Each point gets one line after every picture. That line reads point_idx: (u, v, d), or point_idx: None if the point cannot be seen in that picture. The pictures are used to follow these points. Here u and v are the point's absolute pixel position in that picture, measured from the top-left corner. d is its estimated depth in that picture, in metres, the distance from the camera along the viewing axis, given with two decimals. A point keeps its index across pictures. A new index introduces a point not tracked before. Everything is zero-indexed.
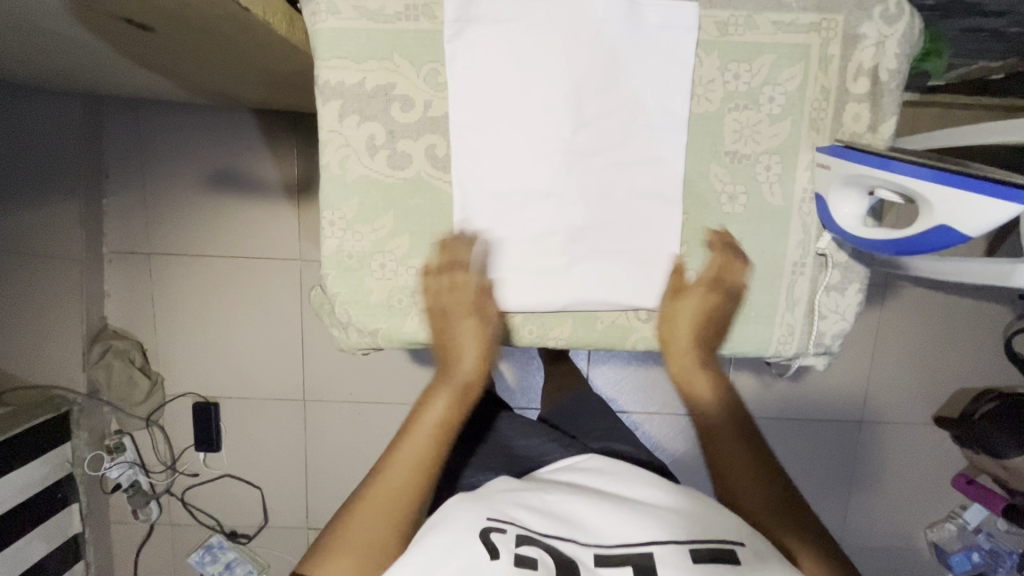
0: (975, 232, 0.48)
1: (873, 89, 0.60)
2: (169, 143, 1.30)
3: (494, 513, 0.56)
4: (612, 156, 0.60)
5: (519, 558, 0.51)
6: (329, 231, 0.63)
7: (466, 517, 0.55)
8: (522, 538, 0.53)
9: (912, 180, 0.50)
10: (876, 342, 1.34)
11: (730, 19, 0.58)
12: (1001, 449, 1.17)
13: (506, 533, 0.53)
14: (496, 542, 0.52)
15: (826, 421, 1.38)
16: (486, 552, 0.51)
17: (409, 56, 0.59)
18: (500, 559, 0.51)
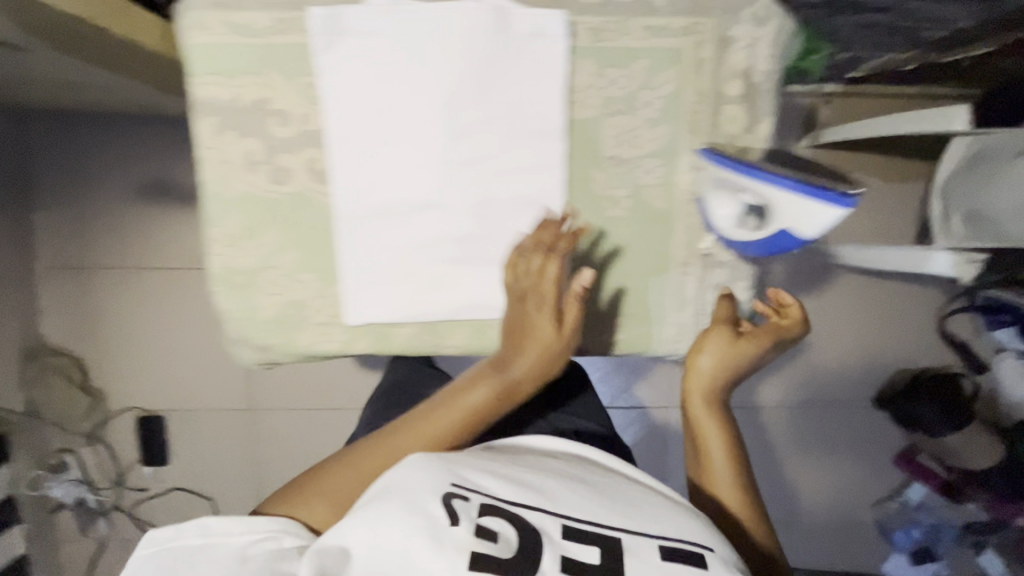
0: (815, 234, 0.56)
1: (747, 91, 0.61)
2: (98, 155, 1.28)
3: (457, 477, 0.43)
4: (492, 165, 0.60)
5: (482, 531, 0.40)
6: (214, 248, 0.62)
7: (424, 478, 0.43)
8: (489, 507, 0.42)
9: (772, 189, 0.55)
10: (816, 328, 1.36)
11: (603, 25, 0.59)
12: (934, 429, 1.21)
13: (471, 501, 0.41)
14: (460, 510, 0.41)
15: (774, 406, 1.41)
16: (447, 517, 0.40)
17: (283, 71, 0.58)
18: (460, 528, 0.40)
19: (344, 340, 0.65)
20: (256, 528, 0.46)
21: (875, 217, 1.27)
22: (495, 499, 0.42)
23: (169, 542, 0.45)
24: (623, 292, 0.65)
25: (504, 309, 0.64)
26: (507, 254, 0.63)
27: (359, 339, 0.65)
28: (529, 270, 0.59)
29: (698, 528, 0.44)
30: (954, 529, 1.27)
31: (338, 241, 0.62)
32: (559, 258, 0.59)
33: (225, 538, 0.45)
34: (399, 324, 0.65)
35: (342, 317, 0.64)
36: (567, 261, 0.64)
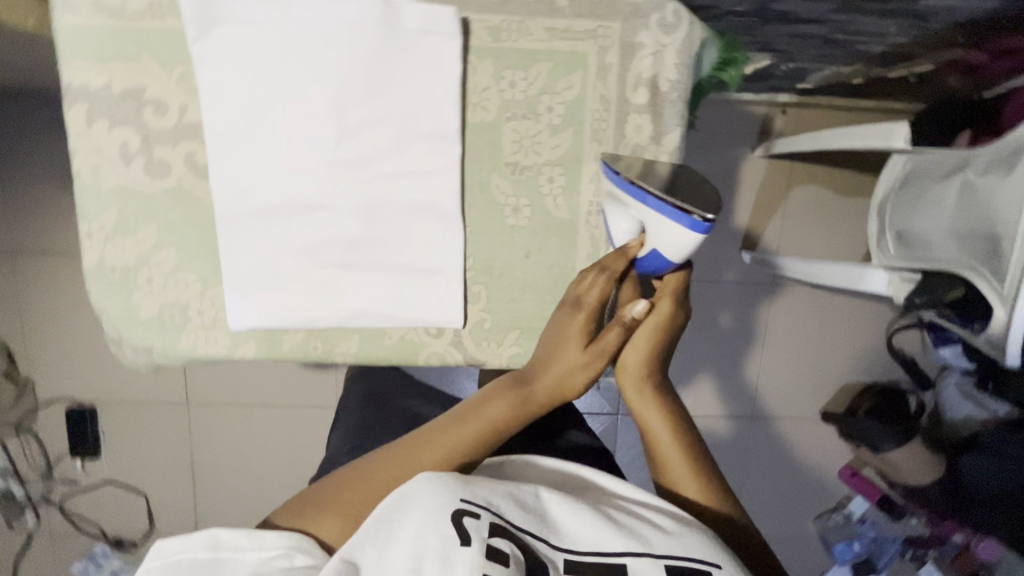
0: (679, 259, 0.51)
1: (653, 100, 0.58)
2: (29, 135, 1.22)
3: (467, 492, 0.40)
4: (381, 167, 0.58)
5: (494, 551, 0.37)
6: (87, 244, 0.59)
7: (429, 500, 0.40)
8: (501, 526, 0.39)
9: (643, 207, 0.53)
10: (768, 339, 1.34)
11: (502, 24, 0.56)
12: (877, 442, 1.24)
13: (483, 519, 0.39)
14: (472, 530, 0.38)
15: (727, 416, 1.37)
16: (457, 538, 0.38)
17: (159, 58, 0.55)
18: (471, 549, 0.37)
19: (228, 345, 0.62)
20: (265, 543, 0.41)
21: (825, 231, 1.26)
22: (503, 520, 0.40)
23: (169, 556, 0.41)
24: (524, 305, 0.63)
25: (397, 317, 0.62)
26: (399, 260, 0.61)
27: (244, 344, 0.62)
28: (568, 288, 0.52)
29: (712, 544, 0.42)
30: (896, 544, 1.22)
31: (219, 241, 0.58)
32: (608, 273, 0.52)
33: (230, 554, 0.41)
34: (288, 330, 0.62)
35: (224, 321, 0.61)
36: (464, 270, 0.62)
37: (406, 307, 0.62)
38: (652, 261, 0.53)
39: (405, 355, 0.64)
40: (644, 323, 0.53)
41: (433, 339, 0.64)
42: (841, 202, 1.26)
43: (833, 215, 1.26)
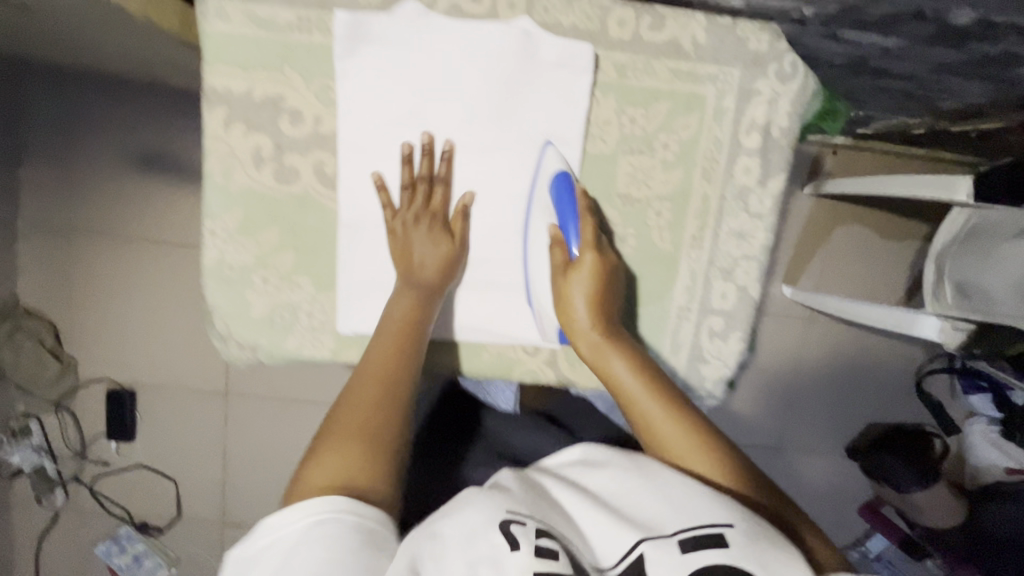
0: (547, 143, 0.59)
1: (764, 145, 0.61)
2: (99, 119, 1.24)
3: (516, 502, 0.38)
4: (500, 189, 0.60)
5: (540, 550, 0.35)
6: (210, 241, 0.60)
7: (478, 507, 0.37)
8: (544, 529, 0.37)
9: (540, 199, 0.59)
10: (794, 370, 1.33)
11: (629, 63, 0.58)
12: (903, 486, 1.16)
13: (529, 526, 0.36)
14: (517, 534, 0.35)
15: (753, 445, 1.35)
16: (506, 542, 0.35)
17: (300, 69, 0.57)
18: (520, 552, 0.34)
19: (332, 348, 0.64)
20: (313, 512, 0.43)
21: (863, 275, 1.28)
22: (555, 524, 0.38)
23: (240, 552, 0.43)
24: None
25: (499, 333, 0.64)
26: (508, 280, 0.63)
27: (347, 348, 0.64)
28: (415, 204, 0.59)
29: (736, 512, 0.38)
30: None
31: (339, 247, 0.61)
32: (442, 182, 0.59)
33: (285, 530, 0.42)
34: None
35: (332, 324, 0.63)
36: None
37: (510, 324, 0.64)
38: (563, 230, 0.58)
39: (501, 369, 0.66)
40: (579, 274, 0.57)
41: (528, 357, 0.66)
42: (889, 245, 1.27)
43: (879, 257, 1.27)
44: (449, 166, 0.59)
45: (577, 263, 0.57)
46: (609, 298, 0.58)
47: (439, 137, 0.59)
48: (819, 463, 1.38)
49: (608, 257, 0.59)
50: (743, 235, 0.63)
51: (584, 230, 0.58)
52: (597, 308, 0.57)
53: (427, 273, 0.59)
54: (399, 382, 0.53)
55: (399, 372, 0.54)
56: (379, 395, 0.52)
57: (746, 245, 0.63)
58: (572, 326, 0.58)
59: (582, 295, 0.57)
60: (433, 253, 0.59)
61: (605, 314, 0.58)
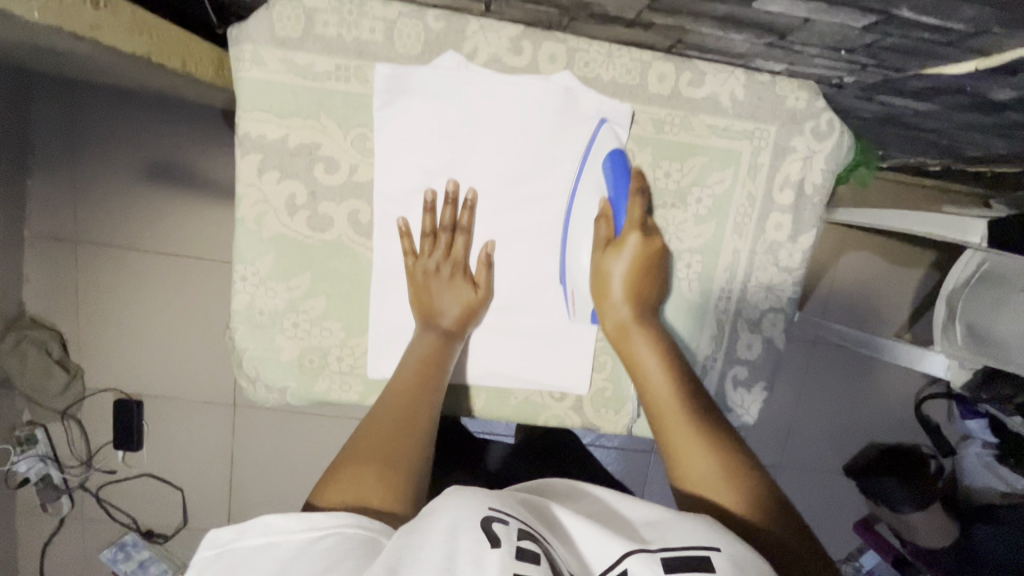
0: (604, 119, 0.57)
1: (796, 201, 0.61)
2: (108, 129, 1.22)
3: (497, 503, 0.38)
4: (533, 240, 0.60)
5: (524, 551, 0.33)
6: (240, 286, 0.60)
7: (460, 505, 0.36)
8: (527, 532, 0.35)
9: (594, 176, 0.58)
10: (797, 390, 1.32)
11: (667, 117, 0.58)
12: (897, 504, 1.14)
13: (510, 524, 0.35)
14: (500, 534, 0.34)
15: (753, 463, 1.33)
16: (487, 539, 0.34)
17: (337, 118, 0.56)
18: (501, 550, 0.33)
19: (360, 392, 0.64)
20: (316, 523, 0.38)
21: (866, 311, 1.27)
22: (532, 527, 0.37)
23: (227, 547, 0.38)
24: None
25: (526, 380, 0.64)
26: (538, 328, 0.63)
27: (375, 393, 0.64)
28: (437, 251, 0.59)
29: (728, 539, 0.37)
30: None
31: (372, 294, 0.61)
32: (465, 232, 0.59)
33: (283, 536, 0.37)
34: None
35: (362, 368, 0.63)
36: (595, 340, 0.64)
37: (538, 373, 0.64)
38: (614, 204, 0.58)
39: (527, 415, 0.66)
40: (619, 256, 0.57)
41: (556, 404, 0.65)
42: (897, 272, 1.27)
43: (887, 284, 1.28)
44: (473, 215, 0.58)
45: (621, 244, 0.57)
46: (647, 283, 0.59)
47: (463, 185, 0.58)
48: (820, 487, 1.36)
49: (655, 237, 0.59)
50: (772, 287, 0.63)
51: (633, 208, 0.57)
52: (635, 293, 0.58)
53: (449, 318, 0.59)
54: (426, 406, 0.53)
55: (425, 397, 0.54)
56: (409, 417, 0.51)
57: (774, 296, 0.63)
58: (605, 305, 0.59)
59: (619, 273, 0.58)
60: (455, 296, 0.59)
61: (642, 295, 0.58)
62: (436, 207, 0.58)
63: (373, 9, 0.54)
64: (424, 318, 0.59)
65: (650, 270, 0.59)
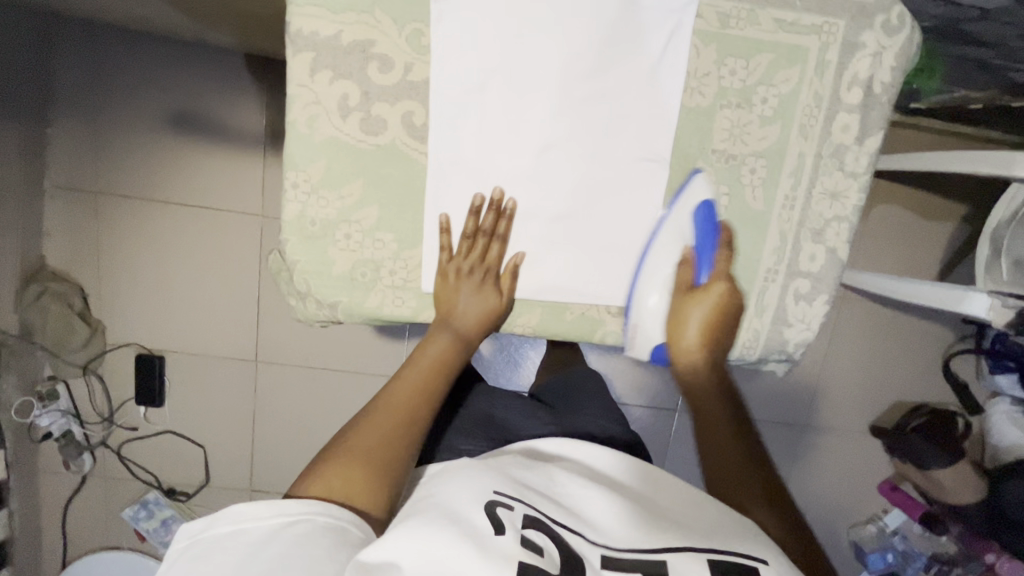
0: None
1: (864, 101, 0.59)
2: (126, 77, 1.20)
3: (501, 487, 0.49)
4: (594, 142, 0.58)
5: (526, 540, 0.44)
6: (292, 194, 0.59)
7: (471, 488, 0.48)
8: (533, 521, 0.46)
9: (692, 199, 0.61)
10: (830, 340, 1.25)
11: (732, 11, 0.56)
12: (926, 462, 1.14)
13: (514, 510, 0.46)
14: (504, 519, 0.45)
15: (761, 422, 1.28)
16: (491, 527, 0.44)
17: (391, 12, 0.54)
18: (506, 537, 0.44)
19: (414, 307, 0.63)
20: (286, 511, 0.47)
21: (900, 267, 1.24)
22: (537, 512, 0.47)
23: (200, 535, 0.47)
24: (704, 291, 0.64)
25: (583, 292, 0.63)
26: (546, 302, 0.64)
27: (430, 307, 0.63)
28: (472, 254, 0.61)
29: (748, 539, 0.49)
30: (923, 557, 1.22)
31: (448, 218, 0.60)
32: (500, 239, 0.61)
33: (255, 522, 0.46)
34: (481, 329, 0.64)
35: (415, 283, 0.62)
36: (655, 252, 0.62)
37: (594, 284, 0.63)
38: (697, 255, 0.62)
39: (582, 331, 0.65)
40: (699, 302, 0.63)
41: (611, 318, 0.65)
42: (928, 224, 1.23)
43: (919, 236, 1.23)
44: (510, 225, 0.60)
45: (705, 291, 0.63)
46: (726, 335, 0.64)
47: (521, 86, 0.56)
48: (838, 445, 1.30)
49: (735, 294, 0.63)
50: (836, 195, 0.62)
51: (719, 263, 0.62)
52: (709, 332, 0.64)
53: (464, 322, 0.64)
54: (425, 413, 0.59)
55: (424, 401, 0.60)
56: (407, 425, 0.57)
57: (838, 205, 0.62)
58: (682, 342, 0.65)
59: (693, 320, 0.64)
60: (471, 305, 0.63)
61: (715, 343, 0.64)
62: (479, 211, 0.60)
63: None
64: (444, 319, 0.64)
65: (729, 322, 0.64)
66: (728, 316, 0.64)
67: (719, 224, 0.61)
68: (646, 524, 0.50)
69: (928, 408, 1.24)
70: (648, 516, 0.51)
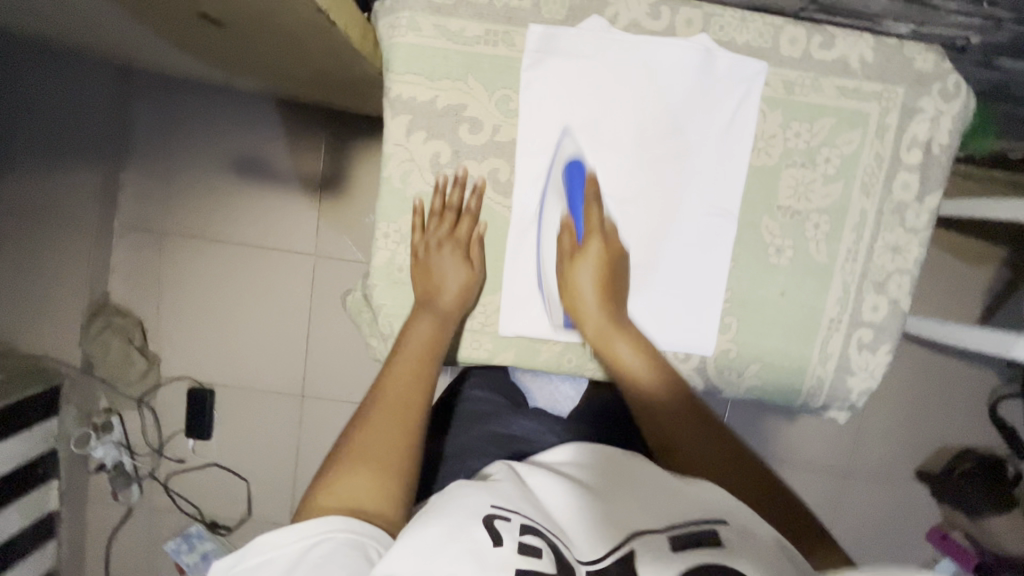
0: (761, 64, 0.60)
1: (924, 161, 0.62)
2: (195, 123, 1.28)
3: (498, 500, 0.45)
4: (666, 195, 0.62)
5: (525, 546, 0.41)
6: (382, 243, 0.63)
7: (470, 500, 0.44)
8: (529, 528, 0.43)
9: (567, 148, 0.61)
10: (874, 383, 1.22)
11: (798, 79, 0.60)
12: (979, 512, 1.15)
13: (512, 521, 0.42)
14: (501, 531, 0.41)
15: (810, 467, 1.24)
16: (490, 538, 0.40)
17: (484, 81, 0.59)
18: (505, 547, 0.40)
19: (490, 349, 0.66)
20: (308, 532, 0.44)
21: (945, 310, 1.24)
22: (530, 519, 0.44)
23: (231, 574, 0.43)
24: (770, 339, 0.65)
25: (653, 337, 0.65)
26: None
27: (505, 349, 0.66)
28: (442, 227, 0.62)
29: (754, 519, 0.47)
30: None
31: (450, 176, 0.62)
32: (472, 214, 0.62)
33: (278, 550, 0.43)
34: (542, 365, 0.66)
35: (493, 326, 0.65)
36: (723, 301, 0.65)
37: (663, 329, 0.65)
38: (573, 214, 0.62)
39: None
40: (585, 262, 0.61)
41: (679, 364, 0.66)
42: (970, 267, 1.23)
43: (961, 279, 1.24)
44: (479, 200, 0.62)
45: (583, 253, 0.61)
46: (614, 287, 0.62)
47: (599, 144, 0.60)
48: (893, 492, 1.25)
49: (615, 246, 0.62)
50: (897, 249, 0.64)
51: (590, 212, 0.61)
52: (604, 292, 0.61)
53: (448, 297, 0.61)
54: (421, 402, 0.56)
55: (417, 393, 0.56)
56: (404, 421, 0.54)
57: (900, 258, 0.65)
58: (582, 314, 0.62)
59: (585, 280, 0.61)
60: (453, 279, 0.61)
61: (613, 300, 0.62)
62: (446, 188, 0.62)
63: None
64: (424, 301, 0.61)
65: (617, 279, 0.62)
66: (613, 277, 0.62)
67: (588, 175, 0.60)
68: (635, 517, 0.46)
69: (975, 451, 1.22)
70: (631, 511, 0.47)
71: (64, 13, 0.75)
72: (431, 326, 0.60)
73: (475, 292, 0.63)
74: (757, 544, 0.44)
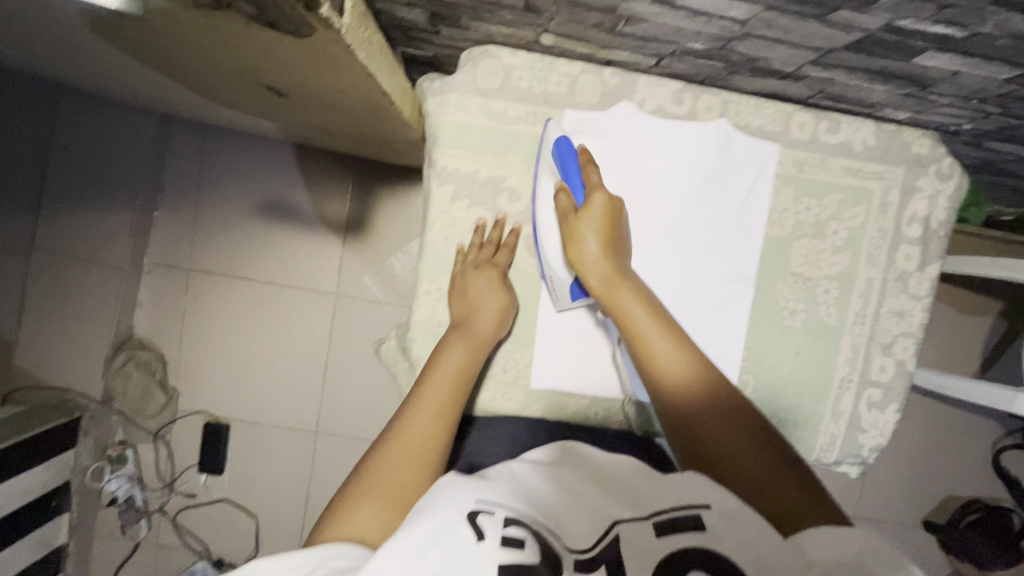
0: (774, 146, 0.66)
1: (924, 235, 0.68)
2: (224, 167, 1.34)
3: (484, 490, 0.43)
4: (688, 259, 0.67)
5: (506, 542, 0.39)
6: (423, 299, 0.68)
7: (454, 496, 0.42)
8: (512, 518, 0.41)
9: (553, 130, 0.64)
10: None
11: (808, 159, 0.66)
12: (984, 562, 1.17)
13: (495, 516, 0.41)
14: (482, 528, 0.40)
15: None
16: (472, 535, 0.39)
17: (522, 155, 0.66)
18: (487, 543, 0.39)
19: (519, 401, 0.69)
20: (301, 562, 0.42)
21: (944, 361, 1.28)
22: (518, 506, 0.42)
23: None
24: (786, 396, 0.69)
25: None
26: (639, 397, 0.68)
27: (535, 401, 0.69)
28: (482, 253, 0.66)
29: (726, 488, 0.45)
30: None
31: (493, 218, 0.67)
32: (508, 249, 0.66)
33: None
34: (569, 416, 0.70)
35: (524, 378, 0.69)
36: (740, 360, 0.68)
37: None
38: (568, 181, 0.62)
39: None
40: (587, 215, 0.60)
41: None
42: (967, 320, 1.28)
43: (958, 331, 1.28)
44: (517, 238, 0.67)
45: (585, 207, 0.60)
46: (617, 239, 0.60)
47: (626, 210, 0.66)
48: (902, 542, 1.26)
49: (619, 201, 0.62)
50: (901, 313, 0.69)
51: (590, 175, 0.61)
52: (607, 248, 0.59)
53: (482, 327, 0.63)
54: (442, 434, 0.55)
55: (443, 424, 0.56)
56: (423, 451, 0.53)
57: (904, 322, 0.69)
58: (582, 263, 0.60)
59: (586, 236, 0.59)
60: (489, 309, 0.64)
61: (614, 254, 0.60)
62: (485, 229, 0.67)
63: (560, 66, 0.65)
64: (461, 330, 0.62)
65: (618, 237, 0.61)
66: (614, 231, 0.61)
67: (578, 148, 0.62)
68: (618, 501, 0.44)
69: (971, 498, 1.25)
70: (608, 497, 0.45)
71: (127, 73, 0.80)
72: (461, 356, 0.60)
73: (505, 325, 0.65)
74: (737, 524, 0.41)
